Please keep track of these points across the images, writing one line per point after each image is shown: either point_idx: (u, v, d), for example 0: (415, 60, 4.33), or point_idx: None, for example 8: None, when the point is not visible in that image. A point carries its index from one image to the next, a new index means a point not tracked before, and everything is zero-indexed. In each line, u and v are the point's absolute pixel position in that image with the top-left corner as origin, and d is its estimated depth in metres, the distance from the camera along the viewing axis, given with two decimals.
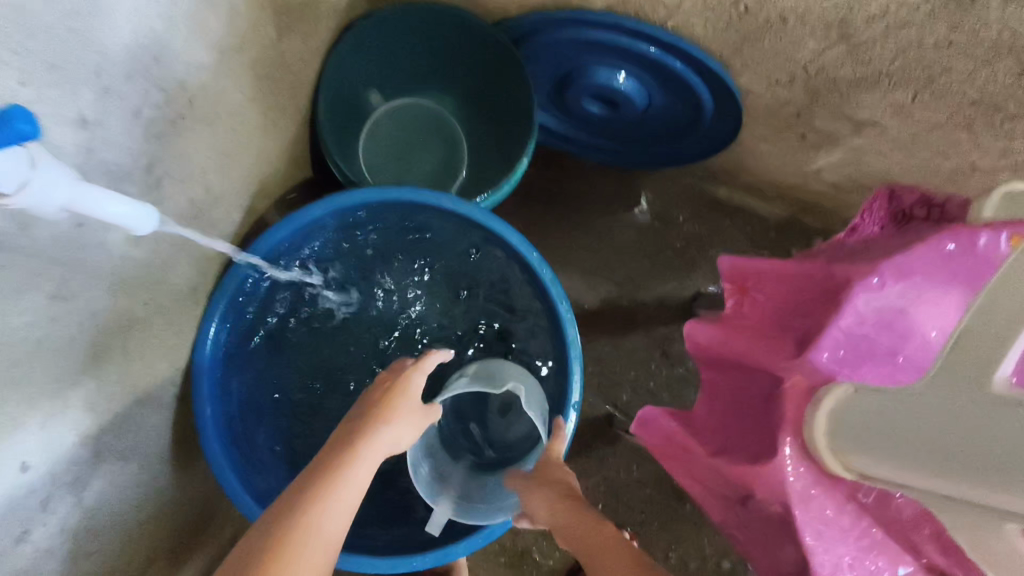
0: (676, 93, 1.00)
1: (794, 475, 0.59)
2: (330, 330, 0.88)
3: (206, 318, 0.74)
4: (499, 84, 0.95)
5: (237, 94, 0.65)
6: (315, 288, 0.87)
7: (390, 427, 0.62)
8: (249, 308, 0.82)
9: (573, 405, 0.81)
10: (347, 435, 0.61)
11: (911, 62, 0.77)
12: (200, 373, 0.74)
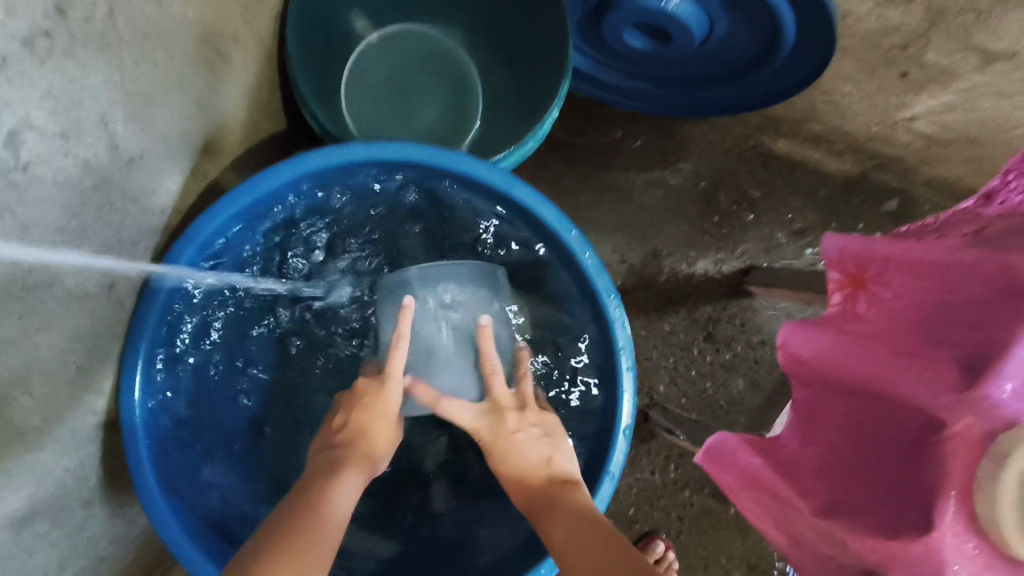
0: (749, 17, 0.78)
1: (958, 563, 0.41)
2: (322, 334, 0.74)
3: (144, 310, 0.57)
4: (522, 6, 0.74)
5: (152, 6, 0.45)
6: (297, 283, 0.73)
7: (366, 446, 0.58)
8: (214, 307, 0.68)
9: (624, 430, 0.65)
10: (320, 470, 0.55)
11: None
12: (130, 434, 0.58)
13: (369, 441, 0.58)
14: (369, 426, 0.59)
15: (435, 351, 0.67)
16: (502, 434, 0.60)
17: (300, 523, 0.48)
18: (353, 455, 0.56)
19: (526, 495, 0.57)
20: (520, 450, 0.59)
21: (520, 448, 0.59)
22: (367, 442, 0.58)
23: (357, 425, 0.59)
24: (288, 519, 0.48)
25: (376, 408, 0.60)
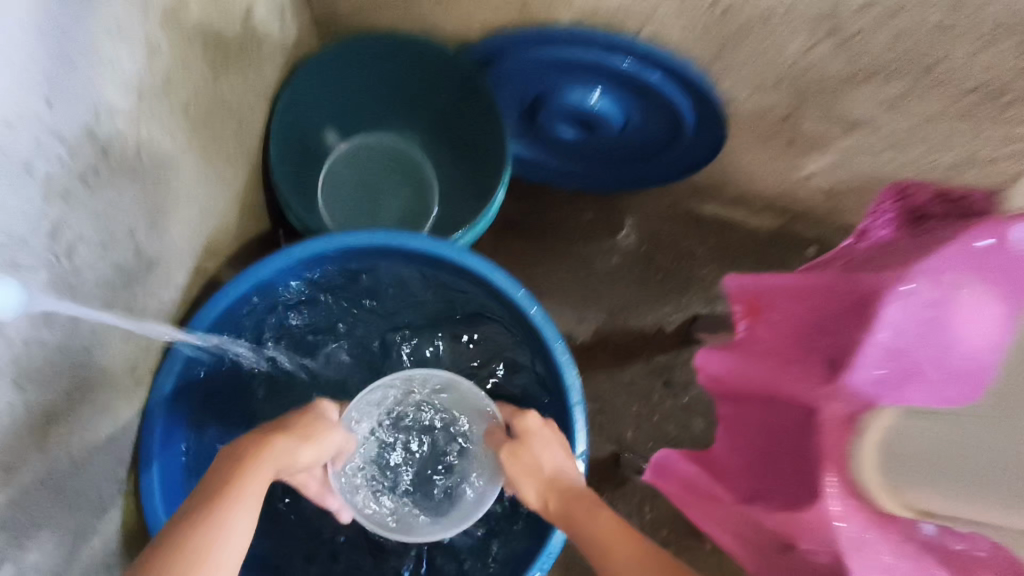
0: (653, 107, 0.93)
1: (842, 519, 0.50)
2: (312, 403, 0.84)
3: (160, 373, 0.66)
4: (466, 110, 0.89)
5: (165, 140, 0.57)
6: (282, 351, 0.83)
7: (294, 441, 0.62)
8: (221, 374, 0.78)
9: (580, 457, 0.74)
10: (242, 450, 0.58)
11: (922, 45, 0.70)
12: (153, 415, 0.65)
13: (293, 444, 0.62)
14: (295, 427, 0.64)
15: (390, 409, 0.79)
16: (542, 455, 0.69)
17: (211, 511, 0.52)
18: (279, 445, 0.60)
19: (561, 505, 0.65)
20: (552, 461, 0.69)
21: (555, 462, 0.69)
22: (292, 443, 0.62)
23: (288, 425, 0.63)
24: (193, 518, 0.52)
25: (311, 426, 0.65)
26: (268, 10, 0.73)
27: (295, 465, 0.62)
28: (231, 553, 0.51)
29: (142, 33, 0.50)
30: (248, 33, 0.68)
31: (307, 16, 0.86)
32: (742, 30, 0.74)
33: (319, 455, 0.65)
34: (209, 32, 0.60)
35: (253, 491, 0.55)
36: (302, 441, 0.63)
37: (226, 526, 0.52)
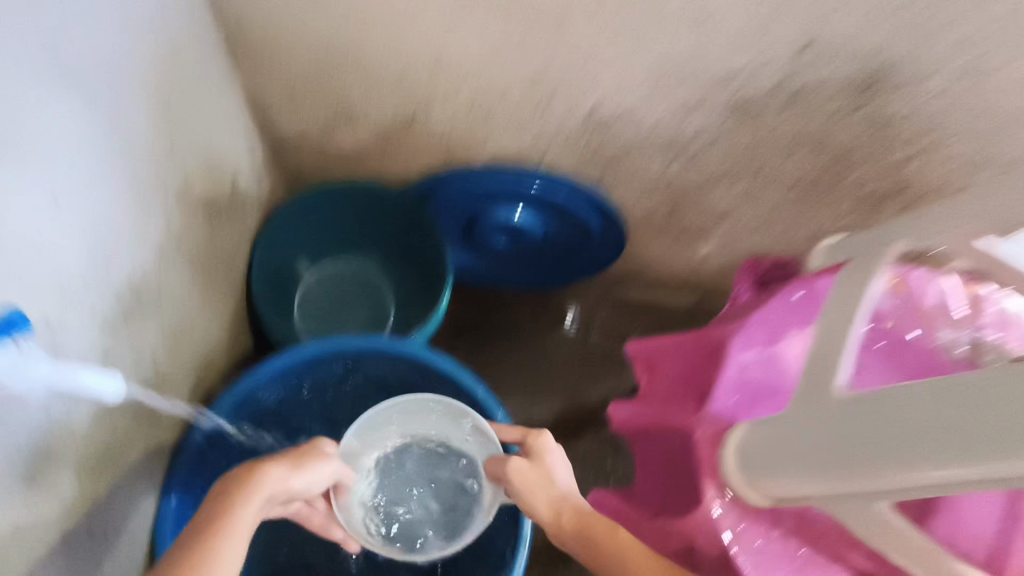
0: (561, 220, 1.14)
1: (720, 509, 0.66)
2: None
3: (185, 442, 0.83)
4: (413, 233, 1.09)
5: (176, 283, 0.74)
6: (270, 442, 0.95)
7: (287, 477, 0.62)
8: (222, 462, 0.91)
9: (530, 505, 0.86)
10: (236, 481, 0.59)
11: (750, 156, 0.92)
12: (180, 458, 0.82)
13: (285, 478, 0.62)
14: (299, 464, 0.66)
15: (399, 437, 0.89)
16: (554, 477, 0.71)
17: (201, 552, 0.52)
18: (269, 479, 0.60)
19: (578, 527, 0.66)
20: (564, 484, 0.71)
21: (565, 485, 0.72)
22: (283, 477, 0.62)
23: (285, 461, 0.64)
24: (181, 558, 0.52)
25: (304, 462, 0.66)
26: (246, 177, 0.93)
27: (286, 494, 0.63)
28: None
29: (161, 208, 0.68)
30: (232, 195, 0.87)
31: (277, 175, 1.07)
32: (615, 157, 0.96)
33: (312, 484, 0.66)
34: (205, 200, 0.79)
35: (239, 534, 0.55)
36: (293, 471, 0.64)
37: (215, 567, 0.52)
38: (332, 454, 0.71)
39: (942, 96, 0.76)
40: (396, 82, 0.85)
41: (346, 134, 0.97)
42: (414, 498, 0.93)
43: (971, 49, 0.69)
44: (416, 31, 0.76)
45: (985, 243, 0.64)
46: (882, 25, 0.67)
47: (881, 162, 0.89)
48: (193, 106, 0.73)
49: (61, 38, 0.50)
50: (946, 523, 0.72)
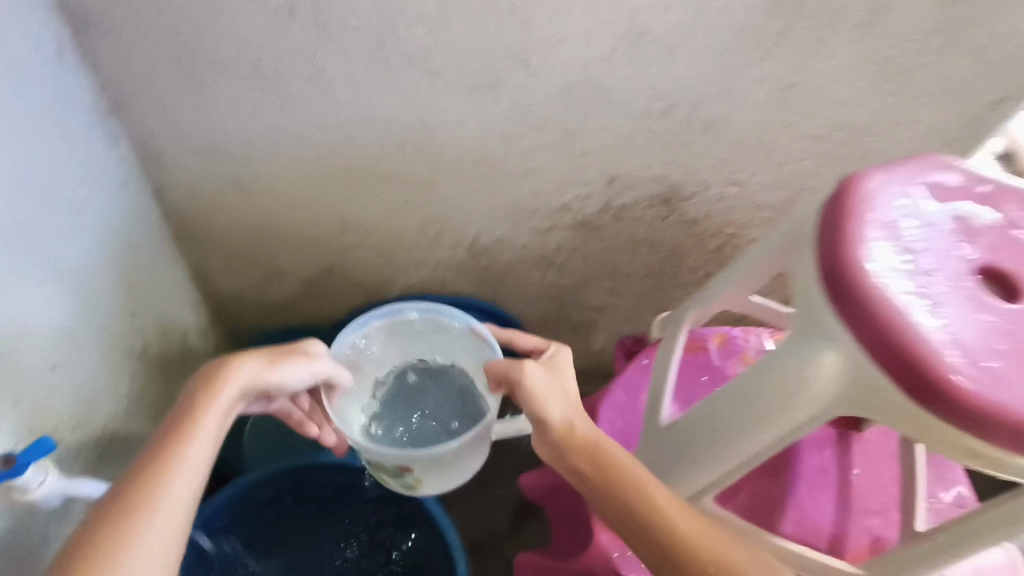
0: None
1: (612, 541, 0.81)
2: None
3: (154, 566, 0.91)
4: None
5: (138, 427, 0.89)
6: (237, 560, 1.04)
7: (268, 371, 0.62)
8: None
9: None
10: (204, 379, 0.60)
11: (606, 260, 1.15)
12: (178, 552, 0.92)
13: (265, 373, 0.62)
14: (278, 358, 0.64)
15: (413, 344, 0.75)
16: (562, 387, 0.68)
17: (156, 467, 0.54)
18: (232, 376, 0.60)
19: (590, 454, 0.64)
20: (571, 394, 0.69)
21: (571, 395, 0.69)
22: (262, 372, 0.62)
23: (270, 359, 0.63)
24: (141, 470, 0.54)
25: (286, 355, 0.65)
26: (195, 333, 1.10)
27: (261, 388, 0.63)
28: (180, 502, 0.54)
29: (126, 367, 0.88)
30: (184, 350, 1.04)
31: (222, 330, 1.25)
32: (502, 274, 1.19)
33: (303, 380, 0.64)
34: (160, 355, 0.96)
35: (198, 444, 0.56)
36: (270, 366, 0.63)
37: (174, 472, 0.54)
38: (319, 352, 0.66)
39: (724, 198, 1.03)
40: (313, 242, 1.07)
41: (278, 287, 1.16)
42: (418, 423, 0.72)
43: (727, 166, 0.97)
44: (324, 205, 0.99)
45: (758, 301, 0.84)
46: (657, 159, 0.95)
47: (704, 250, 1.13)
48: (150, 281, 0.93)
49: (54, 248, 0.71)
50: (792, 521, 0.86)
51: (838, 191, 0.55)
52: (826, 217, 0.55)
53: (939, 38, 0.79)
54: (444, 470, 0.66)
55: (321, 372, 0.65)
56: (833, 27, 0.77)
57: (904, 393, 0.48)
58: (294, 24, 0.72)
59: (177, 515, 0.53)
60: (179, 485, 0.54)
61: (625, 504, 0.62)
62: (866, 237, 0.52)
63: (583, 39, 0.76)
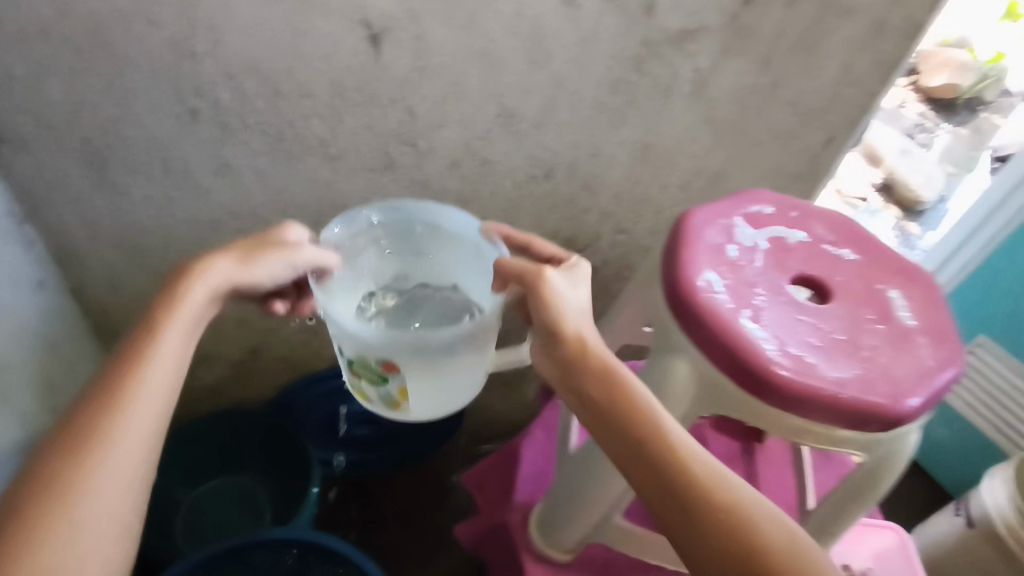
0: None
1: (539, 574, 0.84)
2: None
3: None
4: (278, 441, 1.22)
5: None
6: None
7: (244, 264, 0.65)
8: None
9: None
10: (180, 275, 0.63)
11: None
12: None
13: (248, 265, 0.65)
14: (256, 253, 0.66)
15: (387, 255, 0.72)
16: (582, 304, 0.61)
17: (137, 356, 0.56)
18: (210, 270, 0.63)
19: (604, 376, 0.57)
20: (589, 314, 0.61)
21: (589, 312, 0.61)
22: (244, 265, 0.65)
23: (246, 253, 0.65)
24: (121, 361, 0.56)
25: (268, 247, 0.66)
26: None
27: (239, 285, 0.65)
28: (156, 392, 0.55)
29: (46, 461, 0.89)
30: None
31: None
32: None
33: (280, 275, 0.65)
34: None
35: (176, 336, 0.59)
36: (244, 266, 0.65)
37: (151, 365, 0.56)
38: (300, 243, 0.67)
39: (617, 245, 1.14)
40: (236, 323, 1.11)
41: (205, 372, 1.19)
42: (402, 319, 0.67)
43: (612, 218, 1.08)
44: None
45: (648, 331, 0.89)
46: (550, 215, 1.05)
47: (608, 294, 1.23)
48: (71, 376, 0.96)
49: None
50: None
51: (674, 227, 0.65)
52: (665, 249, 0.64)
53: (759, 95, 0.94)
54: (441, 367, 0.62)
55: (302, 262, 0.66)
56: (672, 95, 0.91)
57: (742, 386, 0.56)
58: (198, 126, 0.81)
59: (153, 406, 0.55)
60: (155, 378, 0.56)
61: (639, 435, 0.54)
62: (696, 263, 0.62)
63: (462, 122, 0.87)
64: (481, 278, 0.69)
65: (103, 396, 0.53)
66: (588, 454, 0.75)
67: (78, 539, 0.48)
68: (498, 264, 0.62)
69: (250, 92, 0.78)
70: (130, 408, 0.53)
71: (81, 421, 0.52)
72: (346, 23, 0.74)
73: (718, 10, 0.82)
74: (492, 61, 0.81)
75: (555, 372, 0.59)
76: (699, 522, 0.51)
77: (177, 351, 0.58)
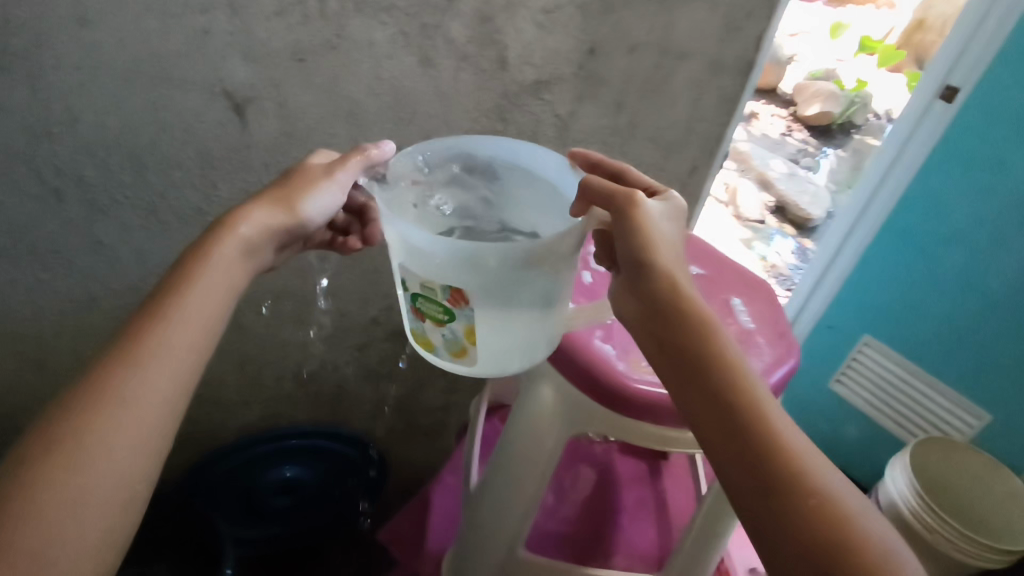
0: (320, 461, 1.28)
1: None
2: None
3: None
4: (189, 522, 1.17)
5: None
6: None
7: (282, 202, 0.63)
8: None
9: None
10: (219, 222, 0.62)
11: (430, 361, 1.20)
12: None
13: (289, 203, 0.63)
14: (292, 192, 0.64)
15: (458, 175, 0.67)
16: (673, 241, 0.58)
17: (175, 301, 0.56)
18: (250, 213, 0.62)
19: (699, 331, 0.54)
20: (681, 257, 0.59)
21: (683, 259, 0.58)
22: (286, 204, 0.63)
23: (282, 191, 0.64)
24: (159, 304, 0.56)
25: (308, 179, 0.64)
26: None
27: (286, 226, 0.63)
28: (190, 335, 0.55)
29: None
30: None
31: None
32: (335, 396, 1.23)
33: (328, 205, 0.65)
34: None
35: (212, 279, 0.59)
36: (289, 207, 0.63)
37: (188, 310, 0.56)
38: (345, 163, 0.65)
39: None
40: None
41: None
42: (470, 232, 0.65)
43: None
44: None
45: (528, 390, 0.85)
46: None
47: None
48: None
49: None
50: (624, 554, 0.93)
51: None
52: None
53: (621, 134, 1.01)
54: (515, 302, 0.58)
55: (353, 180, 0.65)
56: (539, 139, 0.97)
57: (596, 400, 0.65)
58: (65, 206, 0.82)
59: (187, 351, 0.55)
60: (190, 324, 0.56)
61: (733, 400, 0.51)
62: None
63: None
64: (552, 209, 0.65)
65: (118, 361, 0.52)
66: (483, 493, 0.76)
67: (89, 510, 0.46)
68: (582, 184, 0.58)
69: (115, 167, 0.80)
70: (166, 352, 0.53)
71: (116, 360, 0.52)
72: (205, 95, 0.77)
73: (566, 61, 0.89)
74: (358, 121, 0.84)
75: (644, 319, 0.56)
76: (786, 497, 0.47)
77: (214, 296, 0.58)
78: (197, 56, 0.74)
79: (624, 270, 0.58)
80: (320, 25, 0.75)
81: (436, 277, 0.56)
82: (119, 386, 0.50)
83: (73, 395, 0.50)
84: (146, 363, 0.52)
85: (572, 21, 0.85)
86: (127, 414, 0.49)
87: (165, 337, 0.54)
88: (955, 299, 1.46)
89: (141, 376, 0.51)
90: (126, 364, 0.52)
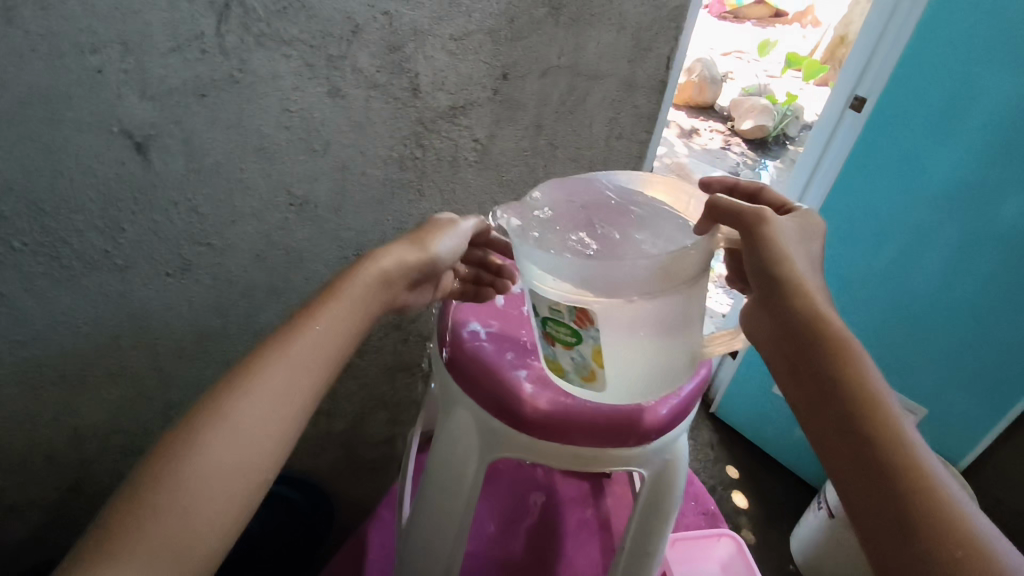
0: (265, 505, 1.24)
1: None
2: None
3: None
4: None
5: None
6: None
7: (422, 245, 0.69)
8: None
9: None
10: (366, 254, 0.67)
11: (369, 394, 1.18)
12: None
13: (424, 244, 0.69)
14: (428, 237, 0.70)
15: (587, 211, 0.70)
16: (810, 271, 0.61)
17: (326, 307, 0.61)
18: (390, 250, 0.67)
19: (828, 357, 0.56)
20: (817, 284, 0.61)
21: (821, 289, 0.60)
22: (423, 245, 0.69)
23: (419, 237, 0.70)
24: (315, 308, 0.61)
25: (436, 230, 0.72)
26: None
27: (419, 265, 0.68)
28: (330, 340, 0.60)
29: None
30: None
31: None
32: None
33: (456, 247, 0.72)
34: None
35: (362, 289, 0.64)
36: (420, 247, 0.69)
37: (335, 317, 0.61)
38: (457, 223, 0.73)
39: None
40: (46, 463, 1.00)
41: (15, 526, 1.05)
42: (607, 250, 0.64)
43: None
44: (44, 420, 0.95)
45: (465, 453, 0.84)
46: None
47: None
48: None
49: None
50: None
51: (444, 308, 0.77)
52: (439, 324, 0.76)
53: (542, 155, 1.02)
54: (647, 321, 0.58)
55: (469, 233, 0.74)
56: (459, 164, 0.97)
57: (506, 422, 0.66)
58: None
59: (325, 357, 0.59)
60: (333, 332, 0.61)
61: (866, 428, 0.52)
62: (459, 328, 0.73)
63: (255, 216, 0.88)
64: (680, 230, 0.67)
65: (263, 356, 0.57)
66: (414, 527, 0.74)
67: (223, 484, 0.51)
68: (709, 201, 0.64)
69: (8, 213, 0.75)
70: (307, 354, 0.58)
71: (265, 355, 0.57)
72: (103, 134, 0.74)
73: (480, 86, 0.90)
74: (270, 154, 0.84)
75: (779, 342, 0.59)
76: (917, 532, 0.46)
77: (361, 305, 0.63)
78: (90, 95, 0.71)
79: (759, 286, 0.62)
80: (220, 60, 0.74)
81: (565, 296, 0.56)
82: (262, 380, 0.56)
83: (226, 382, 0.56)
84: (288, 363, 0.57)
85: (480, 46, 0.86)
86: (268, 404, 0.55)
87: (310, 341, 0.59)
88: (896, 293, 1.49)
89: (286, 375, 0.56)
90: (273, 358, 0.57)
